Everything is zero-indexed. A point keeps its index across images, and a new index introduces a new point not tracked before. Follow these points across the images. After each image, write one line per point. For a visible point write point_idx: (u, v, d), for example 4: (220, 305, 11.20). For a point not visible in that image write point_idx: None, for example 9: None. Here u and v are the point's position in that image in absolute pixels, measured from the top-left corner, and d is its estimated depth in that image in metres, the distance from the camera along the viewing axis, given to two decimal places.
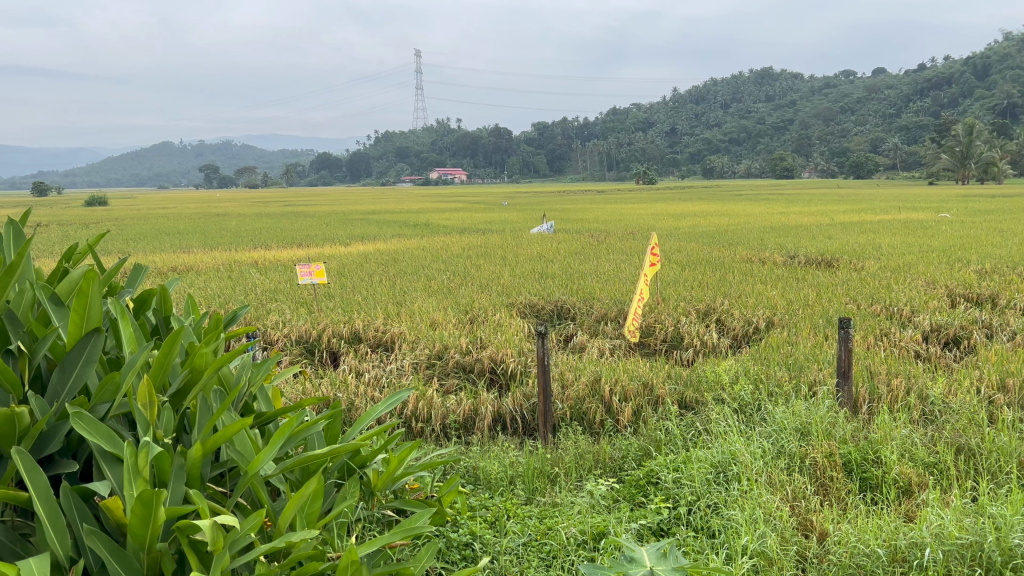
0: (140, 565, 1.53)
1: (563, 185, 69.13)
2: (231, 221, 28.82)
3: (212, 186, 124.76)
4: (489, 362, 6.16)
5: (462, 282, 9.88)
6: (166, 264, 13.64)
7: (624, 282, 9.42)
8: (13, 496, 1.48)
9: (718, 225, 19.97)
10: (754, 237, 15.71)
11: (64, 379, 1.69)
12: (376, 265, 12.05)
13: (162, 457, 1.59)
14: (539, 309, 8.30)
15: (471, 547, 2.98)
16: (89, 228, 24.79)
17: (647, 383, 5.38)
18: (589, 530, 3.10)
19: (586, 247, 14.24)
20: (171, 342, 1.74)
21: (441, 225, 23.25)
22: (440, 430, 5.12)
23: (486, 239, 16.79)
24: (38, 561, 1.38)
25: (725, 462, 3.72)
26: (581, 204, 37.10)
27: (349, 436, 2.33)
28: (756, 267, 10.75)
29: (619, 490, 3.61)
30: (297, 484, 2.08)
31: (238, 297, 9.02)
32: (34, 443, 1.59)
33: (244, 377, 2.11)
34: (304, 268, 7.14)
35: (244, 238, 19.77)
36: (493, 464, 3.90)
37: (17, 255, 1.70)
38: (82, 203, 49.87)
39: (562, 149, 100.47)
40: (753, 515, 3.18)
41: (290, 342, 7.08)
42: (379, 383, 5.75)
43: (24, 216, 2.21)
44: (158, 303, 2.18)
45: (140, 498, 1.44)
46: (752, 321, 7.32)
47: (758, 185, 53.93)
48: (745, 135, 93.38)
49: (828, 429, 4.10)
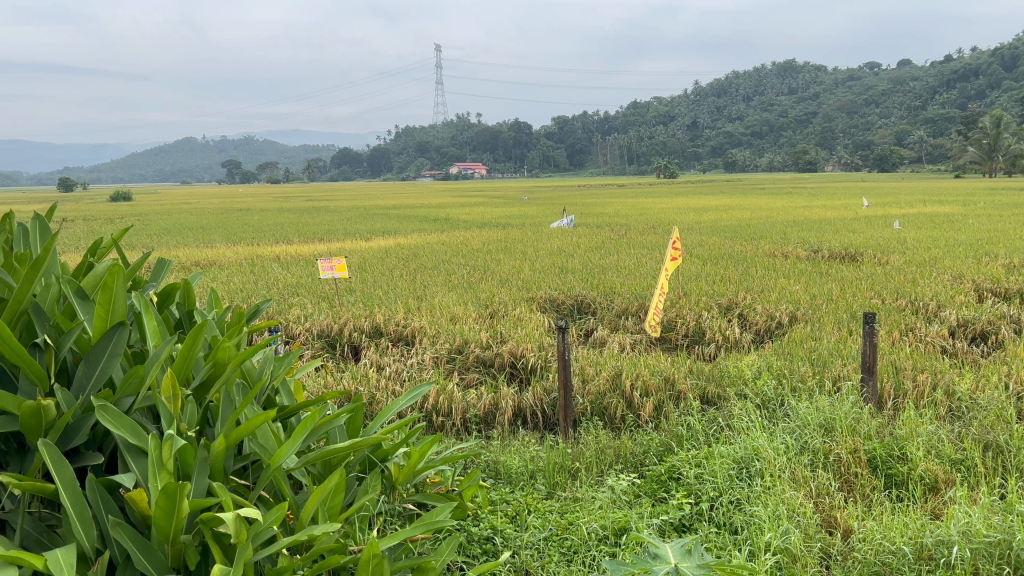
0: (165, 557, 1.55)
1: (581, 179, 68.95)
2: (254, 216, 29.11)
3: (233, 179, 125.85)
4: (510, 357, 6.15)
5: (483, 277, 9.89)
6: (190, 259, 13.78)
7: (645, 277, 9.39)
8: (40, 488, 1.50)
9: (740, 219, 19.93)
10: (777, 231, 15.66)
11: (90, 372, 1.70)
12: (398, 259, 12.12)
13: (187, 450, 1.60)
14: (559, 303, 8.29)
15: (492, 540, 2.98)
16: (115, 223, 25.15)
17: (668, 377, 5.36)
18: (610, 526, 3.07)
19: (608, 241, 14.20)
20: (195, 335, 1.75)
21: (460, 220, 23.27)
22: (461, 424, 5.13)
23: (506, 234, 16.84)
24: (64, 553, 1.39)
25: (748, 458, 3.69)
26: (601, 197, 36.99)
27: (371, 429, 2.32)
28: (780, 262, 10.65)
29: (640, 485, 3.59)
30: (319, 477, 2.08)
31: (260, 291, 9.11)
32: (61, 435, 1.61)
33: (266, 372, 2.11)
34: (325, 263, 7.17)
35: (266, 233, 19.92)
36: (514, 459, 3.89)
37: (43, 249, 1.72)
38: (108, 199, 50.81)
39: (582, 142, 100.36)
40: (776, 512, 3.15)
41: (312, 336, 7.12)
42: (400, 378, 5.77)
43: (50, 213, 2.22)
44: (181, 297, 2.19)
45: (165, 490, 1.45)
46: (775, 316, 7.26)
47: (780, 180, 53.68)
48: (768, 129, 92.69)
49: (853, 425, 4.04)
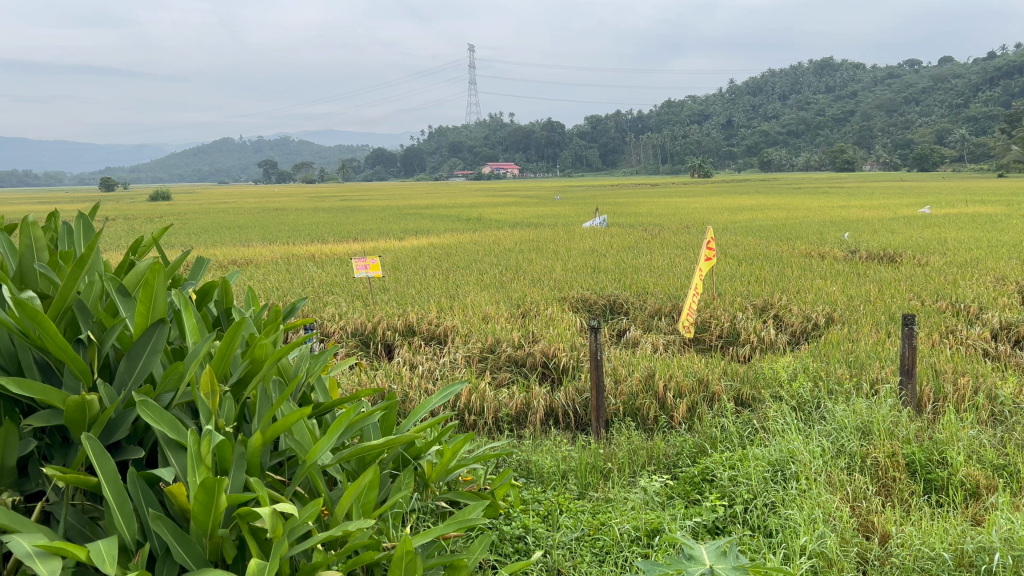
0: (203, 549, 1.58)
1: (614, 179, 68.65)
2: (289, 215, 29.43)
3: (269, 178, 127.49)
4: (542, 356, 6.15)
5: (515, 276, 9.90)
6: (227, 257, 13.99)
7: (679, 277, 9.32)
8: (83, 481, 1.53)
9: (776, 219, 19.66)
10: (813, 231, 15.42)
11: (132, 368, 1.73)
12: (430, 259, 12.14)
13: (225, 446, 1.63)
14: (592, 303, 8.26)
15: (524, 539, 2.99)
16: (154, 223, 25.59)
17: (702, 378, 5.31)
18: (643, 527, 3.06)
19: (641, 241, 14.11)
20: (234, 332, 1.78)
21: (493, 219, 23.34)
22: (493, 423, 5.15)
23: (538, 234, 16.82)
24: (106, 545, 1.42)
25: (783, 461, 3.65)
26: (634, 197, 36.75)
27: (404, 426, 2.34)
28: (817, 262, 10.49)
29: (673, 486, 3.56)
30: (353, 474, 2.10)
31: (296, 289, 9.20)
32: (103, 429, 1.64)
33: (302, 368, 2.14)
34: (359, 262, 7.22)
35: (301, 232, 20.11)
36: (546, 458, 3.89)
37: (87, 247, 1.77)
38: (147, 198, 51.72)
39: (615, 142, 99.92)
40: (812, 515, 3.11)
41: (345, 334, 7.19)
42: (433, 375, 5.80)
43: (93, 213, 2.27)
44: (220, 295, 2.22)
45: (204, 484, 1.48)
46: (811, 317, 7.17)
47: (817, 180, 52.97)
48: (804, 128, 91.41)
49: (891, 428, 3.98)
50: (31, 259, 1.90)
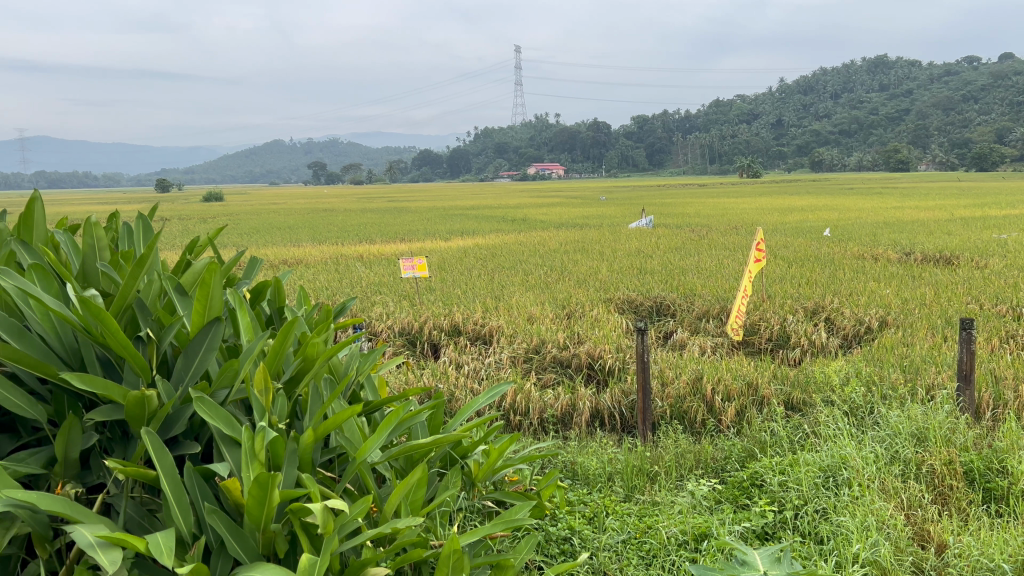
0: (256, 543, 1.61)
1: (661, 180, 68.07)
2: (338, 215, 29.85)
3: (318, 179, 129.46)
4: (587, 358, 6.13)
5: (560, 277, 9.88)
6: (278, 257, 14.27)
7: (727, 279, 9.20)
8: (142, 474, 1.57)
9: (828, 220, 19.27)
10: (866, 233, 15.07)
11: (188, 365, 1.77)
12: (476, 259, 12.19)
13: (278, 442, 1.66)
14: (638, 305, 8.21)
15: (569, 541, 2.99)
16: (208, 223, 26.20)
17: (751, 382, 5.24)
18: (691, 531, 3.03)
19: (689, 242, 13.95)
20: (286, 331, 1.81)
21: (539, 220, 23.36)
22: (538, 424, 5.16)
23: (584, 234, 16.77)
24: (164, 537, 1.46)
25: (835, 467, 3.57)
26: (681, 198, 36.37)
27: (451, 426, 2.36)
28: (869, 265, 10.25)
29: (721, 491, 3.52)
30: (401, 471, 2.13)
31: (344, 289, 9.33)
32: (161, 425, 1.69)
33: (352, 367, 2.17)
34: (406, 262, 7.29)
35: (349, 233, 20.36)
36: (592, 460, 3.87)
37: (146, 248, 1.82)
38: (201, 199, 52.88)
39: (662, 142, 99.07)
40: (866, 523, 3.04)
41: (393, 333, 7.28)
42: (478, 376, 5.83)
43: (151, 213, 2.33)
44: (272, 294, 2.27)
45: (257, 480, 1.51)
46: (863, 321, 7.03)
47: (871, 180, 51.84)
48: (857, 126, 89.46)
49: (948, 435, 3.87)
50: (93, 258, 1.95)
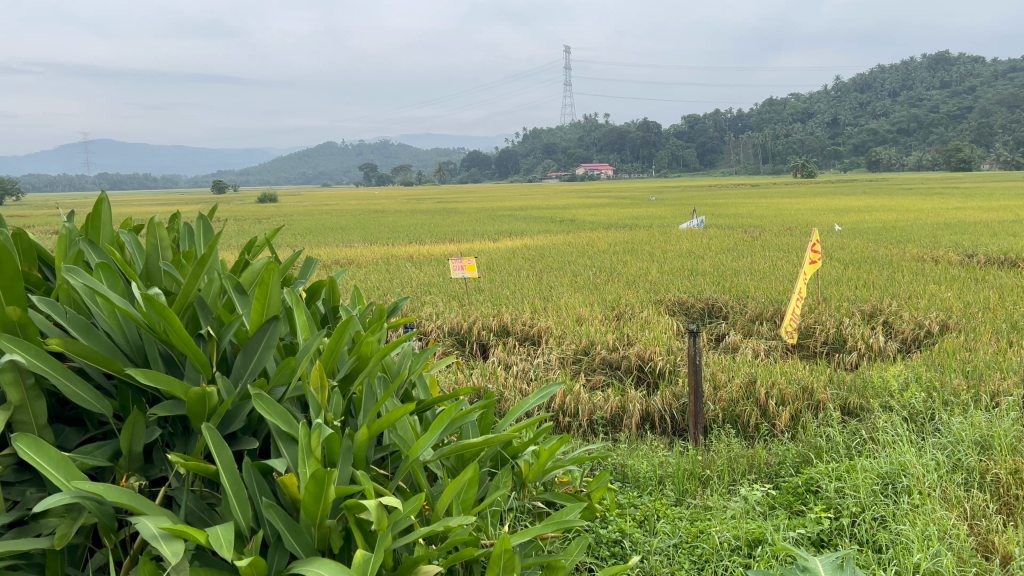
0: (311, 538, 1.64)
1: (712, 180, 67.22)
2: (388, 216, 30.19)
3: (369, 180, 131.05)
4: (637, 360, 6.09)
5: (609, 278, 9.83)
6: (330, 257, 14.51)
7: (781, 281, 9.04)
8: (203, 468, 1.61)
9: (886, 221, 18.78)
10: (926, 234, 14.66)
11: (247, 362, 1.81)
12: (525, 260, 12.21)
13: (333, 439, 1.69)
14: (688, 307, 8.12)
15: (620, 544, 2.98)
16: (262, 223, 26.75)
17: (806, 386, 5.14)
18: (743, 536, 2.99)
19: (741, 243, 13.76)
20: (341, 330, 1.84)
21: (588, 221, 23.29)
22: (587, 425, 5.14)
23: (633, 235, 16.66)
24: (223, 530, 1.50)
25: (894, 474, 3.48)
26: (733, 198, 35.86)
27: (502, 425, 2.37)
28: (929, 267, 9.97)
29: (775, 496, 3.47)
30: (453, 470, 2.14)
31: (395, 289, 9.43)
32: (221, 421, 1.73)
33: (405, 366, 2.19)
34: (456, 263, 7.34)
35: (400, 233, 20.58)
36: (642, 463, 3.85)
37: (207, 248, 1.86)
38: (256, 200, 53.98)
39: (713, 142, 97.83)
40: (926, 532, 2.96)
41: (442, 333, 7.33)
42: (527, 376, 5.83)
43: (212, 213, 2.39)
44: (327, 293, 2.30)
45: (314, 476, 1.53)
46: (923, 324, 6.84)
47: (931, 180, 50.31)
48: (916, 125, 87.08)
49: (1014, 443, 3.75)
50: (156, 258, 2.01)
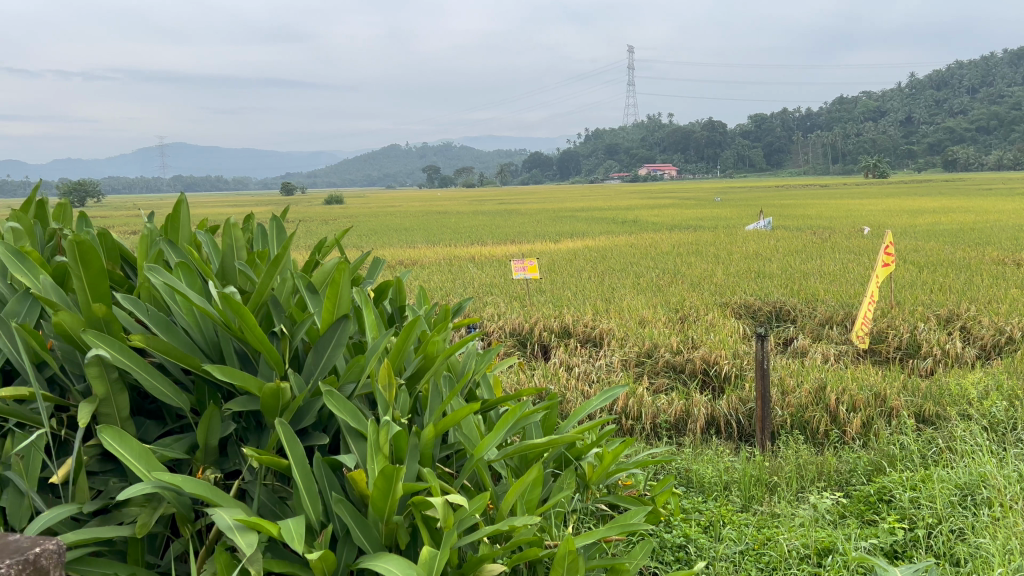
0: (378, 533, 1.67)
1: (779, 180, 65.81)
2: (451, 217, 30.48)
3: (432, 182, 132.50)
4: (701, 363, 6.01)
5: (673, 280, 9.72)
6: (395, 258, 14.73)
7: (851, 284, 8.80)
8: (276, 462, 1.66)
9: (964, 222, 18.10)
10: (1007, 236, 14.07)
11: (317, 360, 1.86)
12: (587, 261, 12.17)
13: (400, 436, 1.71)
14: (755, 310, 7.97)
15: (684, 549, 2.95)
16: (329, 224, 27.33)
17: (879, 393, 4.99)
18: (813, 545, 2.92)
19: (809, 245, 13.44)
20: (409, 330, 1.87)
21: (652, 222, 23.07)
22: (650, 428, 5.09)
23: (698, 237, 16.45)
24: (295, 523, 1.54)
25: (973, 485, 3.36)
26: (801, 199, 35.02)
27: (566, 427, 2.36)
28: (1011, 271, 9.56)
29: (846, 505, 3.38)
30: (517, 471, 2.15)
31: (458, 290, 9.51)
32: (293, 416, 1.78)
33: (470, 366, 2.21)
34: (518, 265, 7.37)
35: (463, 234, 20.77)
36: (707, 468, 3.80)
37: (281, 248, 1.91)
38: (323, 201, 55.12)
39: (780, 142, 95.81)
40: (1008, 545, 2.84)
41: (505, 334, 7.37)
42: (589, 378, 5.81)
43: (284, 214, 2.46)
44: (394, 293, 2.34)
45: (383, 472, 1.56)
46: (1004, 330, 6.56)
47: (1012, 180, 48.24)
48: (996, 123, 83.63)
49: None
50: (232, 257, 2.08)
